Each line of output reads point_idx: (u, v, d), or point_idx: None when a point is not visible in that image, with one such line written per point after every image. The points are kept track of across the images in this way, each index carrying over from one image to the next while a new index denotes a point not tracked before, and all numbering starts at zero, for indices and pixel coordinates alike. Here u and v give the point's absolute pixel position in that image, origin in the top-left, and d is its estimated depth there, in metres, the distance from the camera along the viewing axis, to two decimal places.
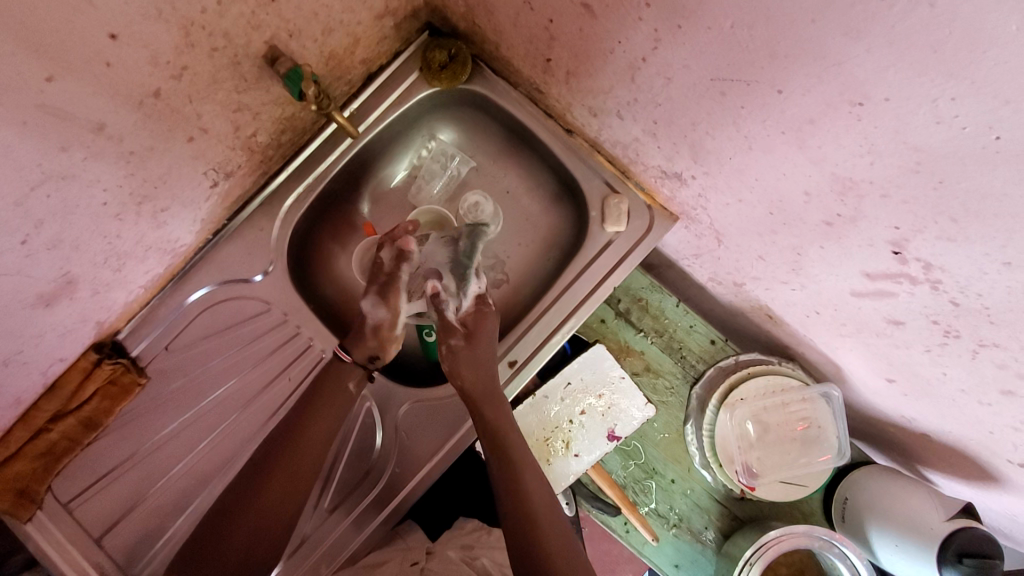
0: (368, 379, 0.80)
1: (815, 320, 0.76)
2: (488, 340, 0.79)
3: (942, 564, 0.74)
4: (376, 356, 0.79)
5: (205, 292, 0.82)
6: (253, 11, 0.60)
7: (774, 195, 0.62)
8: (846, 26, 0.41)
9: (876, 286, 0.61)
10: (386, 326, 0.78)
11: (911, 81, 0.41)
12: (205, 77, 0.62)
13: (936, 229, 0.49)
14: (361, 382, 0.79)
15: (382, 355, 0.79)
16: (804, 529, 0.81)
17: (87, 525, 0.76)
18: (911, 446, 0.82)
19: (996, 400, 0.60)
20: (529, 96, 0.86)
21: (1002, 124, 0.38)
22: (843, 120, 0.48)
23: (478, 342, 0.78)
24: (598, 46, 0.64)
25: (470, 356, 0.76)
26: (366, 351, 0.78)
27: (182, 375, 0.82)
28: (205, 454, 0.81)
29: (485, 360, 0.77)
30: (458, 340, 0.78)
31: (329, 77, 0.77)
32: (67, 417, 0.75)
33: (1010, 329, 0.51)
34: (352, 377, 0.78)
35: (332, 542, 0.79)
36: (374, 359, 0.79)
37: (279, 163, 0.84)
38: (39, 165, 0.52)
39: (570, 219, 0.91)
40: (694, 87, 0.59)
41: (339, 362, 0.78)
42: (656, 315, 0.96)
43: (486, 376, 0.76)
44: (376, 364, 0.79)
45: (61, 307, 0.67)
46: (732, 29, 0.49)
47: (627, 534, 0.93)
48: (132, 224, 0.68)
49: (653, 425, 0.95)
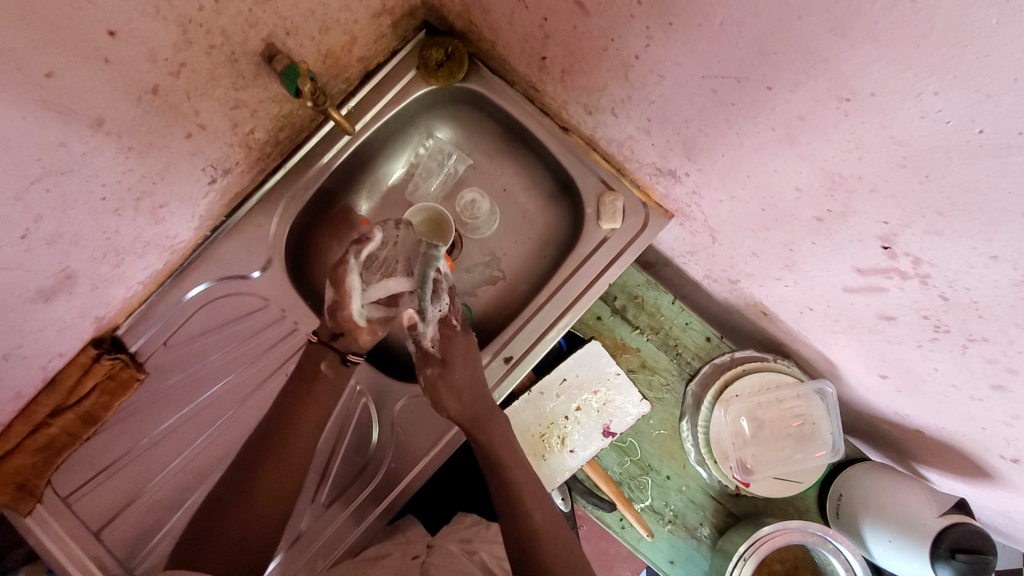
0: (342, 362, 0.78)
1: (808, 316, 0.77)
2: (462, 364, 0.77)
3: (935, 559, 0.74)
4: (339, 335, 0.78)
5: (202, 288, 0.83)
6: (250, 9, 0.61)
7: (767, 192, 0.63)
8: (831, 23, 0.42)
9: (867, 281, 0.61)
10: (337, 308, 0.76)
11: (895, 76, 0.41)
12: (204, 74, 0.63)
13: (924, 224, 0.49)
14: (334, 365, 0.78)
15: (344, 334, 0.77)
16: (799, 524, 0.81)
17: (86, 519, 0.77)
18: (904, 442, 0.83)
19: (987, 395, 0.61)
20: (524, 94, 0.87)
21: (985, 118, 0.39)
22: (831, 116, 0.49)
23: (454, 372, 0.77)
24: (592, 44, 0.65)
25: (448, 386, 0.76)
26: (328, 329, 0.78)
27: (180, 371, 0.83)
28: (203, 450, 0.81)
29: (465, 389, 0.76)
30: (433, 368, 0.77)
31: (327, 75, 0.78)
32: (66, 412, 0.76)
33: (999, 323, 0.52)
34: (326, 360, 0.78)
35: (330, 536, 0.80)
36: (336, 337, 0.78)
37: (277, 161, 0.85)
38: (39, 161, 0.53)
39: (566, 216, 0.92)
40: (687, 84, 0.59)
41: (311, 344, 0.79)
42: (652, 312, 0.97)
43: (472, 398, 0.75)
44: (339, 343, 0.78)
45: (61, 302, 0.68)
46: (722, 25, 0.50)
47: (622, 530, 0.93)
48: (131, 220, 0.69)
49: (649, 421, 0.95)
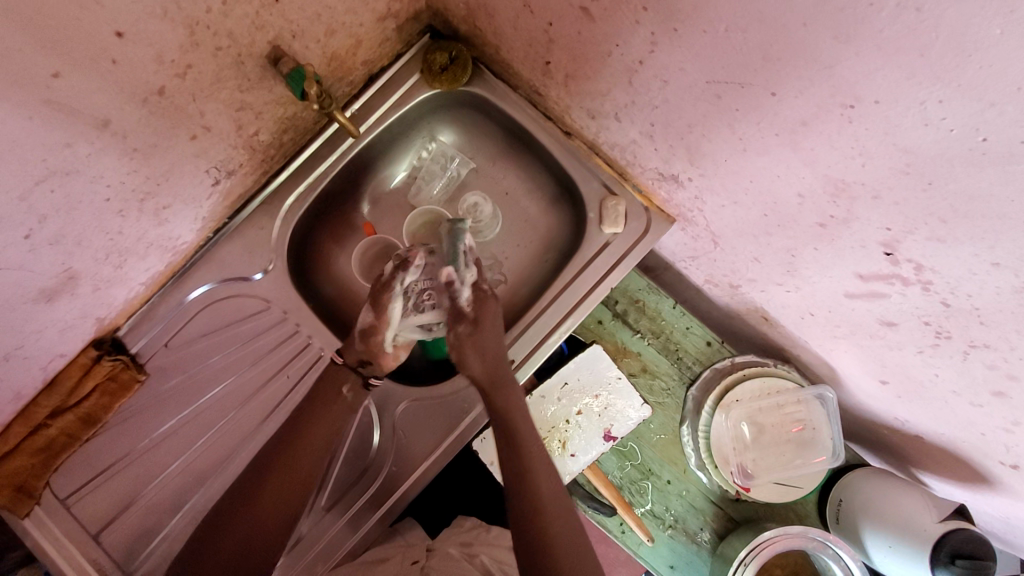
0: (364, 387, 0.78)
1: (809, 322, 0.77)
2: (492, 330, 0.75)
3: (935, 565, 0.74)
4: (367, 362, 0.77)
5: (205, 290, 0.83)
6: (257, 11, 0.61)
7: (769, 197, 0.63)
8: (836, 30, 0.42)
9: (868, 287, 0.62)
10: (372, 333, 0.75)
11: (900, 83, 0.42)
12: (209, 76, 0.63)
13: (926, 230, 0.50)
14: (356, 388, 0.78)
15: (373, 363, 0.77)
16: (799, 529, 0.81)
17: (85, 521, 0.77)
18: (904, 448, 0.83)
19: (987, 401, 0.61)
20: (528, 98, 0.87)
21: (989, 126, 0.39)
22: (835, 122, 0.49)
23: (484, 330, 0.74)
24: (596, 49, 0.65)
25: (476, 344, 0.73)
26: (356, 355, 0.77)
27: (181, 373, 0.82)
28: (202, 453, 0.81)
29: (491, 352, 0.73)
30: (465, 327, 0.74)
31: (331, 78, 0.78)
32: (66, 413, 0.75)
33: (1000, 329, 0.52)
34: (348, 384, 0.77)
35: (329, 540, 0.80)
36: (364, 363, 0.77)
37: (280, 162, 0.85)
38: (44, 161, 0.53)
39: (568, 221, 0.92)
40: (691, 89, 0.60)
41: (335, 365, 0.78)
42: (653, 316, 0.97)
43: (495, 361, 0.73)
44: (367, 369, 0.77)
45: (63, 303, 0.68)
46: (726, 32, 0.50)
47: (623, 534, 0.93)
48: (135, 221, 0.69)
49: (650, 425, 0.95)
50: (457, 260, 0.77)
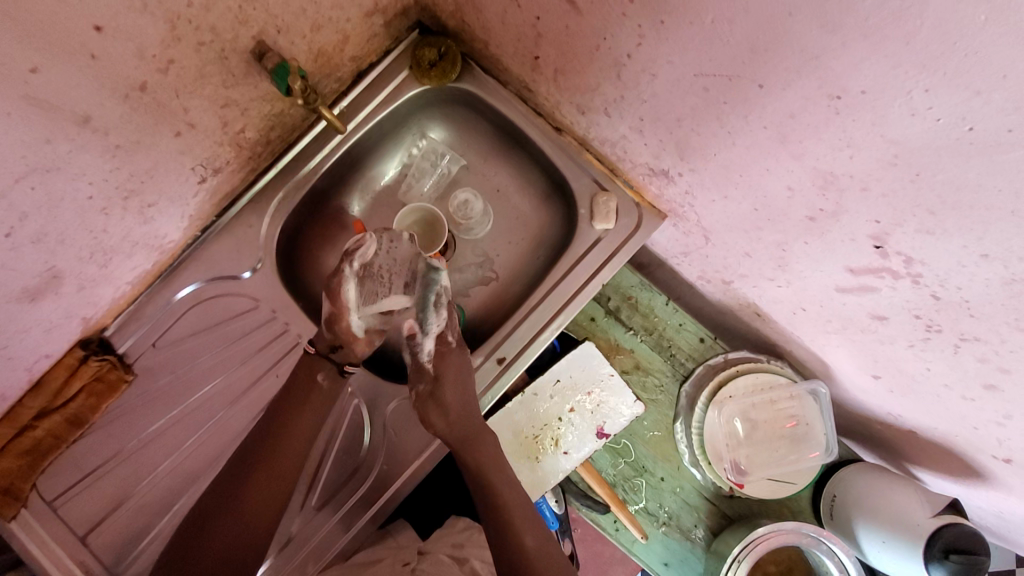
0: (340, 375, 0.79)
1: (801, 317, 0.77)
2: (453, 386, 0.75)
3: (928, 560, 0.74)
4: (338, 348, 0.78)
5: (192, 289, 0.82)
6: (239, 6, 0.60)
7: (758, 191, 0.63)
8: (822, 20, 0.42)
9: (859, 281, 0.61)
10: (337, 319, 0.76)
11: (886, 73, 0.41)
12: (193, 72, 0.62)
13: (915, 223, 0.49)
14: (332, 377, 0.79)
15: (344, 346, 0.78)
16: (793, 525, 0.81)
17: (72, 523, 0.76)
18: (898, 444, 0.83)
19: (978, 395, 0.61)
20: (518, 94, 0.87)
21: (976, 115, 0.39)
22: (822, 114, 0.49)
23: (445, 389, 0.75)
24: (583, 43, 0.65)
25: (438, 406, 0.74)
26: (326, 342, 0.77)
27: (169, 372, 0.82)
28: (191, 453, 0.80)
29: (454, 408, 0.74)
30: (426, 385, 0.76)
31: (318, 74, 0.78)
32: (53, 414, 0.75)
33: (990, 322, 0.52)
34: (323, 372, 0.78)
35: (319, 541, 0.79)
36: (336, 350, 0.78)
37: (267, 161, 0.84)
38: (23, 157, 0.52)
39: (560, 217, 0.92)
40: (678, 83, 0.59)
41: (307, 356, 0.78)
42: (646, 313, 0.96)
43: (459, 418, 0.74)
44: (338, 355, 0.78)
45: (46, 302, 0.67)
46: (713, 23, 0.50)
47: (617, 532, 0.92)
48: (119, 219, 0.68)
49: (643, 422, 0.95)
50: (425, 312, 0.78)
